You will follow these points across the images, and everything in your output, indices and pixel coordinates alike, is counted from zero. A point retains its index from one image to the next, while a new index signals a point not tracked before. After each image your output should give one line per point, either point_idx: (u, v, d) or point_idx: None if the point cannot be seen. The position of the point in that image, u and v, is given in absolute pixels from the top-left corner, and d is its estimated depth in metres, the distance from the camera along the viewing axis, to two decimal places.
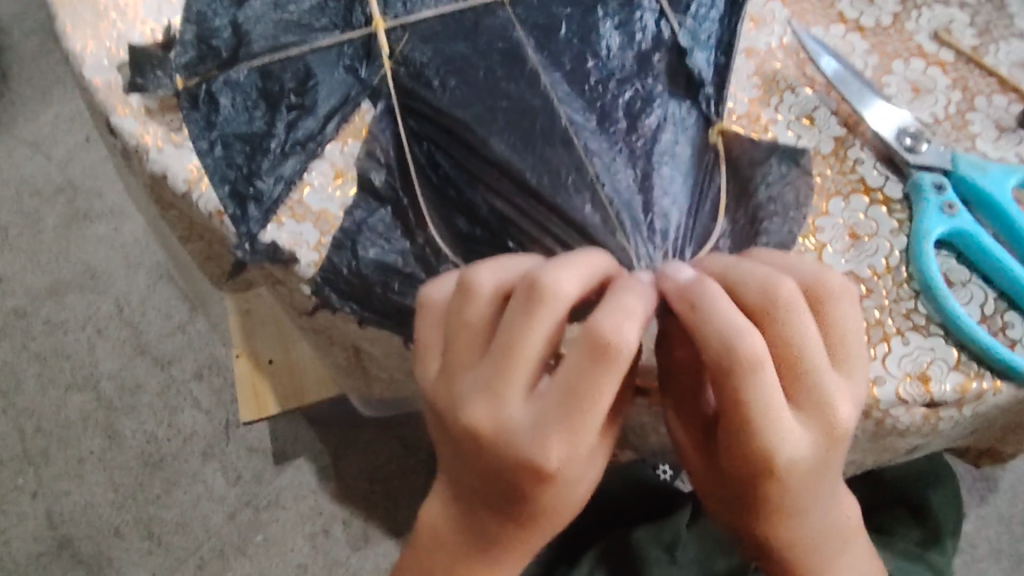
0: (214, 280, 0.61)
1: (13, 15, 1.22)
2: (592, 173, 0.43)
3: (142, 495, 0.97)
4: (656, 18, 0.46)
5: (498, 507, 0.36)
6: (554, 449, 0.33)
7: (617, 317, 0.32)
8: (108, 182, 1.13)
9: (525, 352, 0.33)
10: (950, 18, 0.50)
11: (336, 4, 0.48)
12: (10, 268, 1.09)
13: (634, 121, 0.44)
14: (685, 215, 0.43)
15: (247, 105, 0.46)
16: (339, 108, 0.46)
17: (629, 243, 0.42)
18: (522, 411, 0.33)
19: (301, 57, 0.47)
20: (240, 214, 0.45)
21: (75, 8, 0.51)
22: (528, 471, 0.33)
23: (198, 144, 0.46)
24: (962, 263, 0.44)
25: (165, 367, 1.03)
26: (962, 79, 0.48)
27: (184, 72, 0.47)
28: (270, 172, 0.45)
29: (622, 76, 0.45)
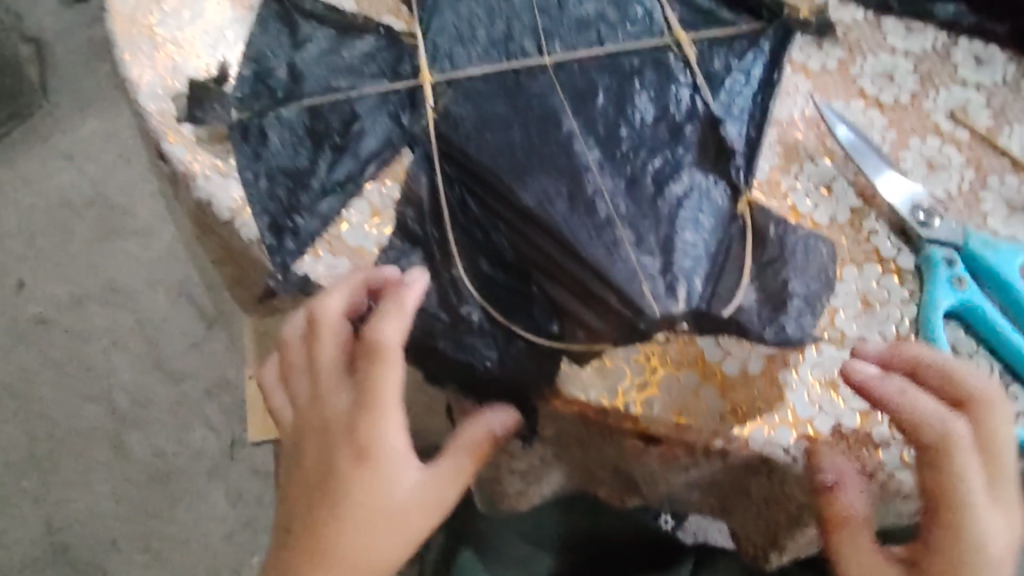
0: (240, 301, 0.64)
1: (57, 32, 1.23)
2: (616, 236, 0.43)
3: (143, 510, 1.02)
4: (689, 93, 0.48)
5: (325, 514, 0.43)
6: (364, 426, 0.43)
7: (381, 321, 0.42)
8: (138, 199, 1.16)
9: (331, 361, 0.45)
10: (966, 99, 0.52)
11: (386, 54, 0.51)
12: (33, 276, 1.12)
13: (662, 186, 0.45)
14: (708, 279, 0.43)
15: (294, 142, 0.49)
16: (379, 153, 0.49)
17: (645, 290, 0.41)
18: (341, 396, 0.44)
19: (348, 101, 0.49)
20: (277, 244, 0.47)
21: (134, 37, 0.53)
22: (354, 442, 0.43)
23: (245, 174, 0.48)
24: (969, 335, 0.46)
25: (178, 382, 1.06)
26: (976, 157, 0.50)
27: (238, 106, 0.50)
28: (310, 208, 0.48)
29: (652, 146, 0.47)
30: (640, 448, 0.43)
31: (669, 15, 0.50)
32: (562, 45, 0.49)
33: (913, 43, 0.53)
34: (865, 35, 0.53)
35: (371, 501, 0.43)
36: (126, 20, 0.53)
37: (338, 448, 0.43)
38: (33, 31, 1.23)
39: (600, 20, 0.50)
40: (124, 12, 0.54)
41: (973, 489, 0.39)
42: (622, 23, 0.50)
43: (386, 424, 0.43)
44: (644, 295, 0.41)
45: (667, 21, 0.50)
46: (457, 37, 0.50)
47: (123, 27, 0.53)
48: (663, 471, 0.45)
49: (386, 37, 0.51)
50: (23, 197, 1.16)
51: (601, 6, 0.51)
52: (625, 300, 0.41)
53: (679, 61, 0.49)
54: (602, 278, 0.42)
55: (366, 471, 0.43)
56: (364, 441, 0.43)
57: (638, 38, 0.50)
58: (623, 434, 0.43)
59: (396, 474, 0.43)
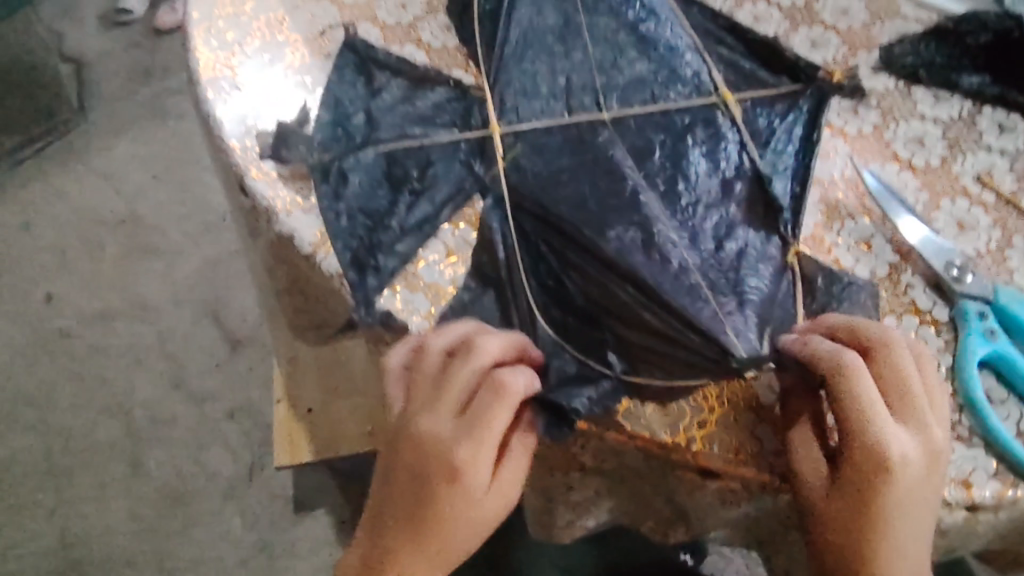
0: (298, 332, 0.68)
1: (99, 52, 1.40)
2: (690, 281, 0.47)
3: (160, 529, 1.05)
4: (737, 149, 0.53)
5: (409, 513, 0.44)
6: (464, 446, 0.43)
7: (516, 375, 0.44)
8: (168, 221, 1.26)
9: (455, 385, 0.44)
10: (991, 163, 0.57)
11: (456, 105, 0.55)
12: (64, 288, 1.22)
13: (719, 243, 0.50)
14: (775, 320, 0.47)
15: (373, 186, 0.53)
16: (453, 198, 0.53)
17: (728, 324, 0.46)
18: (444, 423, 0.44)
19: (423, 148, 0.54)
20: (359, 279, 0.51)
21: (218, 83, 0.60)
22: (449, 466, 0.43)
23: (326, 212, 0.52)
24: (1001, 384, 0.48)
25: (199, 404, 1.12)
26: (1002, 219, 0.54)
27: (319, 148, 0.54)
28: (389, 248, 0.52)
29: (709, 205, 0.51)
30: (698, 482, 0.47)
31: (715, 76, 0.55)
32: (619, 102, 0.54)
33: (941, 109, 0.59)
34: (897, 103, 0.59)
35: (462, 514, 0.43)
36: (211, 62, 0.61)
37: (435, 467, 0.43)
38: (73, 51, 1.40)
39: (652, 79, 0.55)
40: (210, 55, 0.61)
41: (875, 410, 0.41)
42: (672, 83, 0.54)
43: (481, 450, 0.43)
44: (728, 336, 0.45)
45: (713, 80, 0.54)
46: (524, 92, 0.54)
47: (209, 69, 0.60)
48: (718, 505, 0.48)
49: (454, 89, 0.56)
50: (54, 211, 1.28)
51: (650, 66, 0.55)
52: (704, 338, 0.45)
53: (727, 121, 0.53)
54: (680, 318, 0.46)
55: (459, 487, 0.43)
56: (457, 457, 0.43)
57: (689, 97, 0.54)
58: (683, 469, 0.46)
59: (474, 490, 0.43)
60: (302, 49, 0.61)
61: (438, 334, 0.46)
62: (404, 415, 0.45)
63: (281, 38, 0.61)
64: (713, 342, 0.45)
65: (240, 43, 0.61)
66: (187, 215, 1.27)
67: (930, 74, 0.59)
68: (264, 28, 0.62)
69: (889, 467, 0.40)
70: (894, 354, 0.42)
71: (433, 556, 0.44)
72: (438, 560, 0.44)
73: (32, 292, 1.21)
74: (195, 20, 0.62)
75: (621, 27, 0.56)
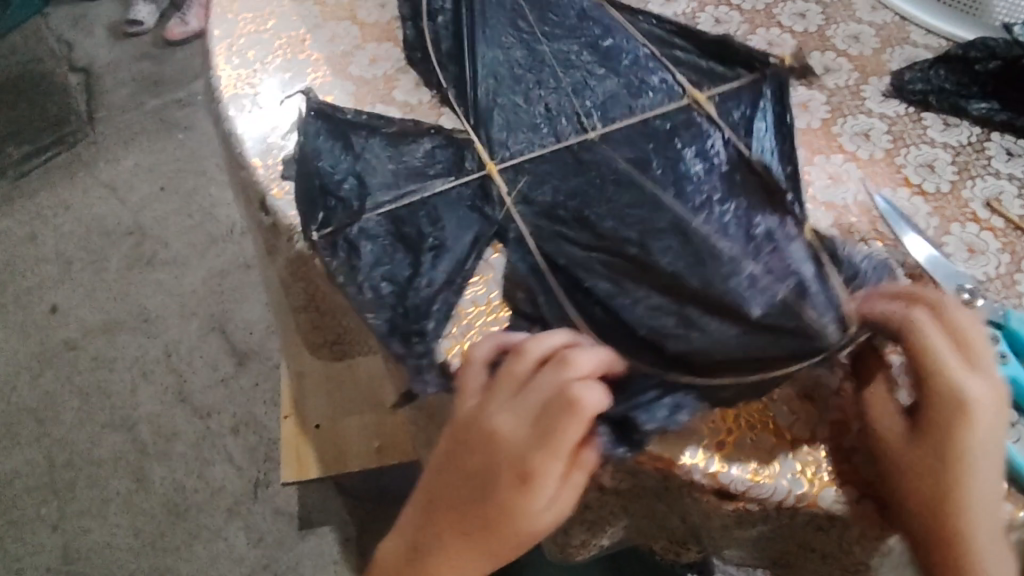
0: (312, 348, 0.68)
1: (108, 64, 1.45)
2: (746, 272, 0.48)
3: (163, 544, 1.05)
4: (725, 141, 0.54)
5: (472, 506, 0.44)
6: (535, 457, 0.42)
7: (593, 389, 0.43)
8: (173, 233, 1.27)
9: (536, 392, 0.44)
10: (1000, 189, 0.57)
11: (445, 155, 0.57)
12: (68, 301, 1.22)
13: (750, 234, 0.50)
14: (828, 279, 0.47)
15: (387, 251, 0.53)
16: (476, 241, 0.53)
17: (806, 314, 0.45)
18: (521, 426, 0.44)
19: (426, 201, 0.55)
20: (405, 350, 0.50)
21: (239, 99, 0.62)
22: (518, 469, 0.43)
23: (349, 288, 0.52)
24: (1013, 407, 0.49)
25: (204, 418, 1.13)
26: (1011, 244, 0.55)
27: (320, 223, 0.54)
28: (426, 311, 0.51)
29: (719, 198, 0.51)
30: (716, 503, 0.48)
31: (680, 80, 0.57)
32: (601, 119, 0.56)
33: (951, 136, 0.60)
34: (908, 128, 0.60)
35: (524, 523, 0.43)
36: (233, 80, 0.63)
37: (504, 472, 0.43)
38: (83, 62, 1.45)
39: (624, 92, 0.57)
40: (233, 73, 0.63)
41: (944, 357, 0.41)
42: (644, 91, 0.57)
43: (550, 463, 0.42)
44: (808, 318, 0.45)
45: (681, 84, 0.57)
46: (509, 124, 0.57)
47: (231, 86, 0.62)
48: (735, 523, 0.49)
49: (439, 138, 0.58)
50: (60, 222, 1.29)
51: (620, 81, 0.58)
52: (772, 326, 0.45)
53: (703, 118, 0.55)
54: (741, 311, 0.46)
55: (523, 494, 0.43)
56: (527, 466, 0.43)
57: (662, 103, 0.56)
58: (699, 490, 0.47)
59: (537, 501, 0.43)
60: (324, 69, 0.63)
61: (536, 339, 0.46)
62: (478, 413, 0.45)
63: (303, 57, 0.64)
64: (788, 327, 0.45)
65: (261, 62, 0.64)
66: (193, 226, 1.28)
67: (939, 100, 0.61)
68: (286, 46, 0.65)
69: (966, 411, 0.41)
70: (951, 307, 0.43)
71: (489, 549, 0.44)
72: (493, 553, 0.44)
73: (36, 305, 1.22)
74: (217, 39, 0.65)
75: (586, 49, 0.60)
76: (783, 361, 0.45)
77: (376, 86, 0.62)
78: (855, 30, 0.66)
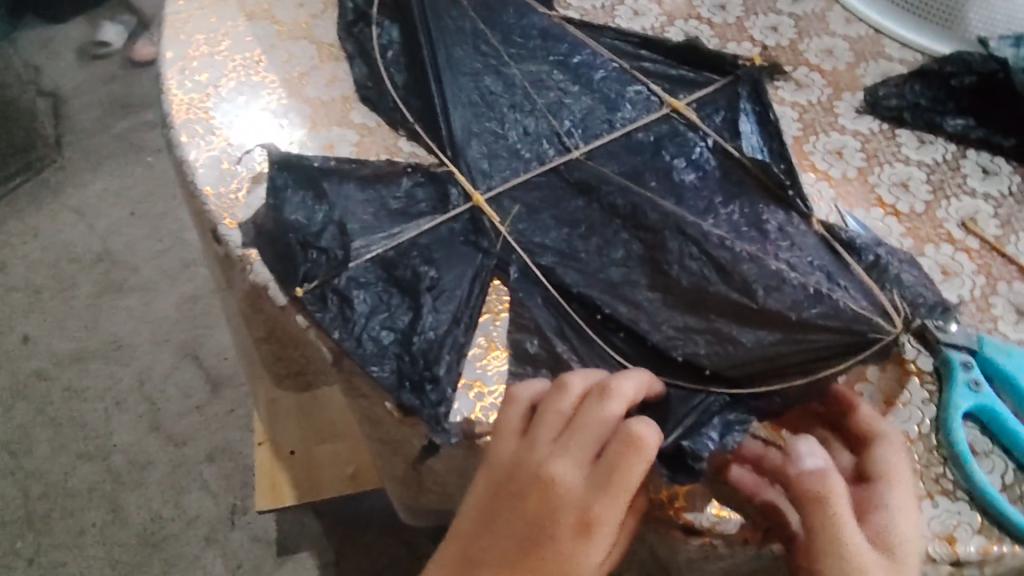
0: (275, 378, 0.67)
1: (74, 88, 1.45)
2: (771, 268, 0.50)
3: (139, 574, 1.02)
4: (710, 147, 0.57)
5: (521, 558, 0.42)
6: (600, 502, 0.42)
7: (650, 426, 0.43)
8: (144, 259, 1.27)
9: (592, 430, 0.44)
10: (976, 209, 0.56)
11: (427, 194, 0.56)
12: (39, 330, 1.21)
13: (761, 228, 0.53)
14: (842, 273, 0.50)
15: (382, 299, 0.52)
16: (476, 276, 0.53)
17: (842, 302, 0.48)
18: (580, 469, 0.43)
19: (415, 241, 0.54)
20: (419, 401, 0.48)
21: (190, 123, 0.60)
22: (580, 519, 0.42)
23: (346, 342, 0.50)
24: (986, 435, 0.47)
25: (178, 446, 1.11)
26: (986, 265, 0.54)
27: (305, 279, 0.52)
28: (439, 358, 0.50)
29: (722, 201, 0.54)
30: (681, 539, 0.46)
31: (656, 90, 0.60)
32: (582, 137, 0.58)
33: (926, 153, 0.59)
34: (881, 146, 0.59)
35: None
36: (184, 105, 0.61)
37: (565, 521, 0.42)
38: (50, 86, 1.44)
39: (602, 107, 0.60)
40: (185, 97, 0.61)
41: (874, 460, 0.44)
42: (621, 105, 0.60)
43: (613, 509, 0.42)
44: (855, 312, 0.47)
45: (658, 95, 0.60)
46: (489, 151, 0.58)
47: (182, 111, 0.61)
48: (702, 559, 0.47)
49: (418, 176, 0.57)
50: (33, 250, 1.28)
51: (596, 98, 0.60)
52: (821, 323, 0.47)
53: (685, 125, 0.58)
54: (782, 312, 0.48)
55: (586, 544, 0.41)
56: (592, 514, 0.42)
57: (642, 116, 0.59)
58: (666, 526, 0.46)
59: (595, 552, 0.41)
60: (279, 91, 0.62)
61: (577, 374, 0.46)
62: (528, 455, 0.44)
63: (257, 79, 0.63)
64: (838, 324, 0.47)
65: (214, 85, 0.62)
66: (164, 251, 1.27)
67: (913, 116, 0.60)
68: (240, 68, 0.63)
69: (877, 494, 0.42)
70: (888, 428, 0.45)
71: None
72: None
73: (6, 335, 1.20)
74: (169, 62, 0.63)
75: (556, 69, 0.62)
76: (826, 361, 0.47)
77: (332, 109, 0.61)
78: (828, 44, 0.64)
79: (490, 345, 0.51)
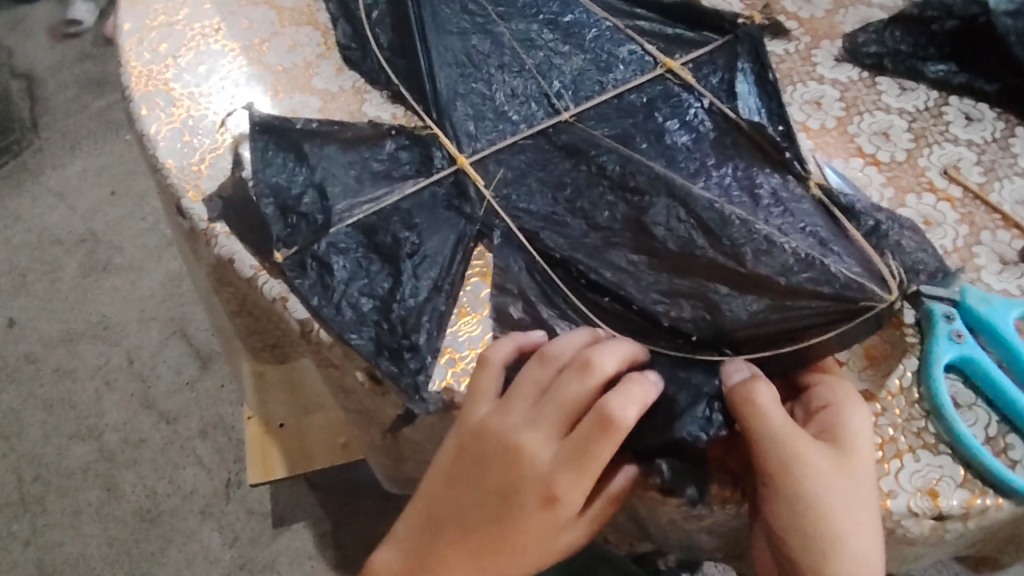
0: (253, 350, 0.66)
1: (50, 67, 1.42)
2: (760, 232, 0.48)
3: (136, 551, 1.02)
4: (704, 109, 0.55)
5: (489, 525, 0.43)
6: (564, 474, 0.41)
7: (626, 403, 0.41)
8: (127, 237, 1.25)
9: (566, 405, 0.43)
10: (959, 156, 0.55)
11: (410, 157, 0.55)
12: (25, 313, 1.20)
13: (754, 191, 0.51)
14: (836, 237, 0.48)
15: (362, 266, 0.51)
16: (459, 241, 0.51)
17: (831, 266, 0.46)
18: (547, 441, 0.43)
19: (395, 205, 0.53)
20: (398, 369, 0.48)
21: (150, 94, 0.59)
22: (542, 488, 0.42)
23: (324, 309, 0.49)
24: (968, 387, 0.47)
25: (170, 423, 1.10)
26: (969, 215, 0.53)
27: (282, 246, 0.51)
28: (418, 326, 0.49)
29: (714, 162, 0.52)
30: (659, 500, 0.45)
31: (651, 49, 0.58)
32: (572, 99, 0.56)
33: (907, 101, 0.57)
34: (861, 94, 0.57)
35: (535, 543, 0.42)
36: (143, 77, 0.60)
37: (530, 492, 0.42)
38: (25, 67, 1.42)
39: (593, 68, 0.58)
40: (144, 69, 0.60)
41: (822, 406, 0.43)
42: (613, 66, 0.58)
43: (577, 480, 0.41)
44: (847, 281, 0.45)
45: (652, 54, 0.58)
46: (475, 112, 0.56)
47: (141, 84, 0.59)
48: (684, 520, 0.47)
49: (401, 139, 0.56)
50: (15, 233, 1.26)
51: (587, 58, 0.58)
52: (812, 288, 0.45)
53: (679, 87, 0.56)
54: (773, 275, 0.46)
55: (550, 513, 0.42)
56: (556, 486, 0.41)
57: (635, 77, 0.57)
58: (642, 488, 0.45)
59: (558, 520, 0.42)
60: (241, 59, 0.61)
61: (557, 343, 0.45)
62: (497, 422, 0.44)
63: (217, 47, 0.61)
64: (830, 292, 0.45)
65: (173, 56, 0.61)
66: (147, 228, 1.26)
67: (894, 63, 0.58)
68: (199, 36, 0.62)
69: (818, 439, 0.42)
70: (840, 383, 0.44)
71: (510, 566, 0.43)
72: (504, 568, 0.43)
73: None
74: (127, 33, 0.62)
75: (546, 27, 0.60)
76: (817, 329, 0.44)
77: (293, 76, 0.60)
78: None
79: (461, 311, 0.50)
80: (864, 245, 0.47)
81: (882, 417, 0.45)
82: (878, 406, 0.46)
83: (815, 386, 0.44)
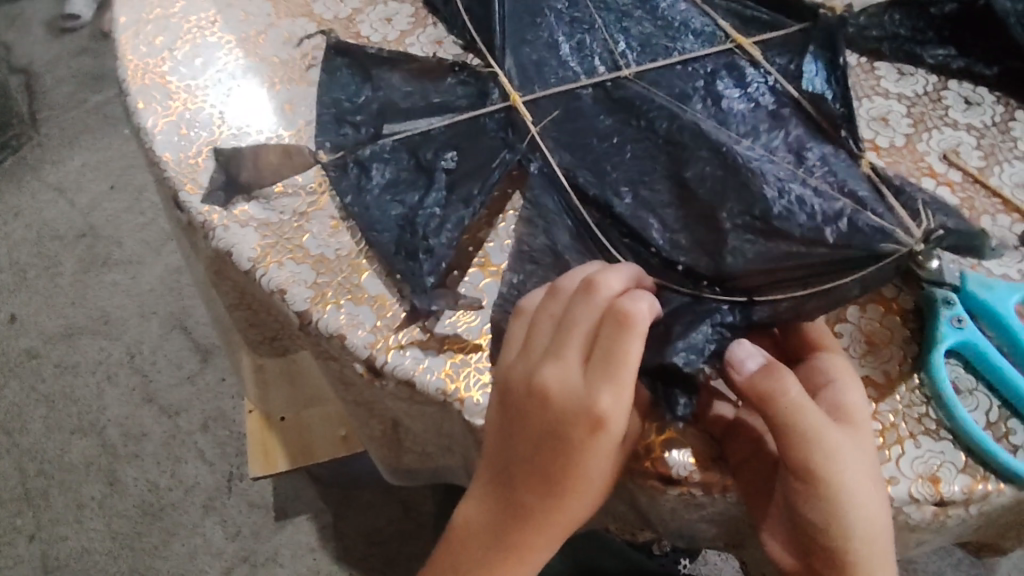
0: (252, 343, 0.66)
1: (47, 63, 1.42)
2: (792, 189, 0.46)
3: (139, 544, 1.02)
4: (768, 83, 0.53)
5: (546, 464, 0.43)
6: (603, 391, 0.41)
7: (641, 304, 0.42)
8: (126, 232, 1.25)
9: (581, 328, 0.43)
10: (958, 140, 0.55)
11: (468, 90, 0.56)
12: (25, 308, 1.19)
13: (800, 155, 0.50)
14: (873, 200, 0.46)
15: (403, 175, 0.53)
16: (497, 167, 0.53)
17: (859, 219, 0.44)
18: (573, 368, 0.42)
19: (440, 130, 0.54)
20: (415, 264, 0.49)
21: (146, 88, 0.59)
22: (581, 413, 0.41)
23: (353, 208, 0.52)
24: (969, 372, 0.46)
25: (172, 417, 1.10)
26: (968, 199, 0.52)
27: (329, 148, 0.54)
28: (438, 232, 0.50)
29: (766, 129, 0.51)
30: (660, 489, 0.45)
31: (722, 24, 0.56)
32: (635, 59, 0.55)
33: (906, 85, 0.57)
34: (860, 79, 0.57)
35: (583, 471, 0.42)
36: (139, 70, 0.59)
37: (571, 420, 0.42)
38: (22, 62, 1.42)
39: (661, 35, 0.57)
40: (140, 63, 0.60)
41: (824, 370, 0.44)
42: (683, 36, 0.56)
43: (616, 391, 0.41)
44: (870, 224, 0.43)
45: (723, 29, 0.56)
46: (538, 60, 0.56)
47: (138, 77, 0.59)
48: (684, 509, 0.47)
49: (462, 76, 0.57)
50: (15, 228, 1.26)
51: (658, 24, 0.57)
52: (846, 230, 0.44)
53: (747, 61, 0.55)
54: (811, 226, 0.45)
55: (600, 435, 0.41)
56: (596, 405, 0.41)
57: (703, 49, 0.55)
58: (642, 476, 0.45)
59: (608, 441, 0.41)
60: (236, 51, 0.60)
61: (566, 276, 0.45)
62: (524, 366, 0.44)
63: (213, 40, 0.61)
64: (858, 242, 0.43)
65: (170, 48, 0.60)
66: (146, 223, 1.25)
67: (892, 49, 0.57)
68: (195, 29, 0.61)
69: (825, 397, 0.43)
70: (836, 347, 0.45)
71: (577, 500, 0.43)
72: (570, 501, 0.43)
73: None
74: (123, 27, 0.62)
75: None
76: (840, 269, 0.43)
77: (290, 69, 0.59)
78: None
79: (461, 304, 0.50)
80: (903, 212, 0.46)
81: (883, 404, 0.45)
82: (879, 393, 0.46)
83: (813, 357, 0.45)
